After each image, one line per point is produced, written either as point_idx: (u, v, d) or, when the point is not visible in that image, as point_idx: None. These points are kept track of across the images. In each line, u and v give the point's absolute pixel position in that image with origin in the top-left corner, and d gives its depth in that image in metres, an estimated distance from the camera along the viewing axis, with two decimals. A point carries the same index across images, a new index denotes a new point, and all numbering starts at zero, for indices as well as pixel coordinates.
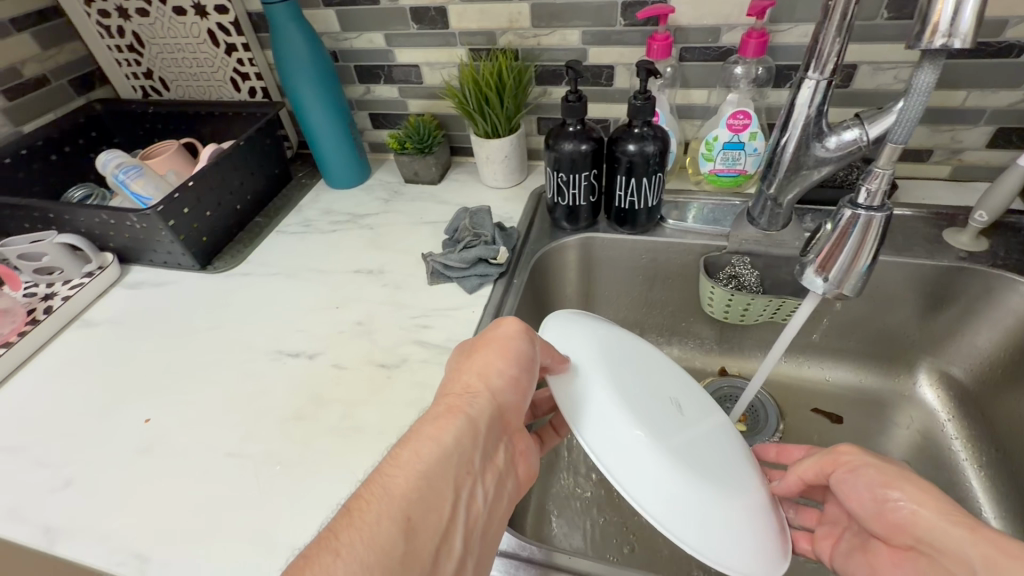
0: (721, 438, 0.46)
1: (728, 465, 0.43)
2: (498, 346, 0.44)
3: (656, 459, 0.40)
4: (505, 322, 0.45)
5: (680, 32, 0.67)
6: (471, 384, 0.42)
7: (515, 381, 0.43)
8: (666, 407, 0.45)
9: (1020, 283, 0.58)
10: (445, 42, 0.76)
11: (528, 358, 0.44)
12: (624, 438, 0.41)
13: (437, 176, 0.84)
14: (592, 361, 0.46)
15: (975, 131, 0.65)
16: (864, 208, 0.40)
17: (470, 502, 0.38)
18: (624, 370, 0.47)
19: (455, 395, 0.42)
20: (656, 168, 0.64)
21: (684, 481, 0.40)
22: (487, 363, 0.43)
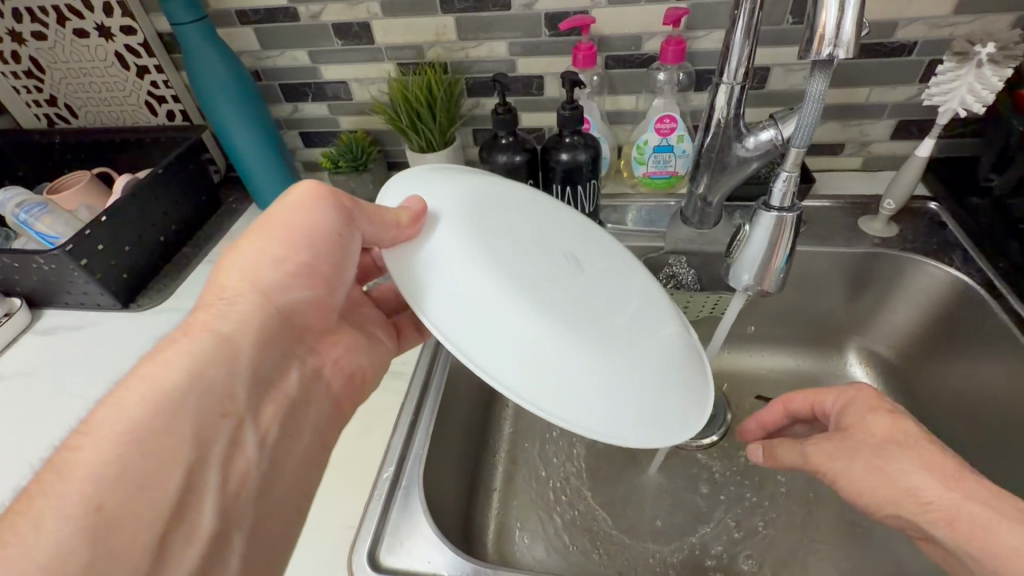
0: (620, 300, 0.42)
1: (625, 327, 0.40)
2: (290, 228, 0.40)
3: (558, 360, 0.35)
4: (298, 187, 0.41)
5: (603, 41, 0.68)
6: (231, 291, 0.39)
7: (305, 271, 0.40)
8: (553, 277, 0.40)
9: (927, 264, 0.63)
10: (372, 57, 0.74)
11: (330, 236, 0.40)
12: (515, 349, 0.34)
13: (375, 194, 0.83)
14: (446, 253, 0.37)
15: (880, 124, 0.70)
16: (776, 210, 0.41)
17: (237, 434, 0.35)
18: (486, 246, 0.38)
19: (220, 300, 0.38)
20: (590, 175, 0.65)
21: (593, 378, 0.35)
22: (258, 253, 0.40)
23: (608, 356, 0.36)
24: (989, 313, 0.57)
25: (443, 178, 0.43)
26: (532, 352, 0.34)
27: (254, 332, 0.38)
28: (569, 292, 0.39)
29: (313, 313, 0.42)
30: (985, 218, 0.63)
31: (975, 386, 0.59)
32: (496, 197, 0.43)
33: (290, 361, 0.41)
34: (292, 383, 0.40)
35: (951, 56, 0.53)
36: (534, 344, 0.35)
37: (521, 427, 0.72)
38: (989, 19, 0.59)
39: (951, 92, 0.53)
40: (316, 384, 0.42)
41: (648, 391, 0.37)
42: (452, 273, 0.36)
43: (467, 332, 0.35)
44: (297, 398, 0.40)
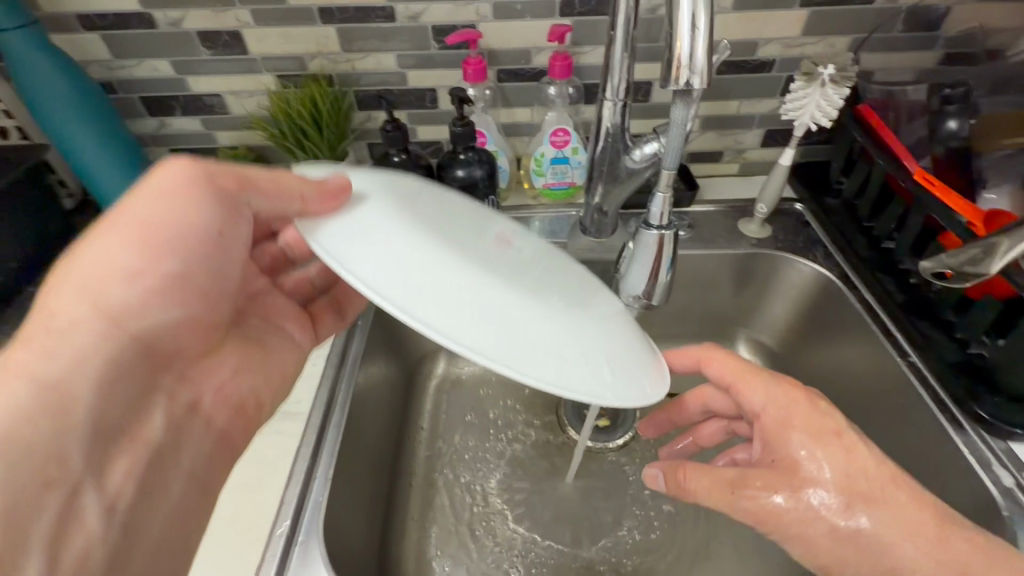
0: (559, 273, 0.43)
1: (575, 296, 0.40)
2: (157, 216, 0.39)
3: (511, 329, 0.32)
4: (162, 175, 0.39)
5: (492, 54, 0.68)
6: (73, 300, 0.37)
7: (173, 275, 0.40)
8: (502, 255, 0.39)
9: (796, 261, 0.69)
10: (248, 68, 0.68)
11: (207, 228, 0.40)
12: (463, 314, 0.31)
13: None
14: (418, 252, 0.33)
15: (751, 134, 0.76)
16: (656, 228, 0.42)
17: (72, 503, 0.33)
18: (421, 223, 0.36)
19: (71, 306, 0.37)
20: (489, 191, 0.64)
21: (547, 349, 0.33)
22: (112, 258, 0.39)
23: (581, 321, 0.37)
24: (845, 302, 0.64)
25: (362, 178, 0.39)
26: (481, 322, 0.32)
27: (97, 368, 0.37)
28: (515, 274, 0.37)
29: (180, 333, 0.41)
30: (837, 216, 0.70)
31: (836, 369, 0.65)
32: (413, 184, 0.41)
33: (148, 402, 0.39)
34: (156, 425, 0.39)
35: (800, 76, 0.58)
36: (521, 320, 0.33)
37: (437, 449, 0.71)
38: (831, 40, 0.67)
39: (804, 107, 0.58)
40: (186, 422, 0.41)
41: (623, 354, 0.37)
42: (388, 249, 0.33)
43: (413, 298, 0.31)
44: (163, 446, 0.39)
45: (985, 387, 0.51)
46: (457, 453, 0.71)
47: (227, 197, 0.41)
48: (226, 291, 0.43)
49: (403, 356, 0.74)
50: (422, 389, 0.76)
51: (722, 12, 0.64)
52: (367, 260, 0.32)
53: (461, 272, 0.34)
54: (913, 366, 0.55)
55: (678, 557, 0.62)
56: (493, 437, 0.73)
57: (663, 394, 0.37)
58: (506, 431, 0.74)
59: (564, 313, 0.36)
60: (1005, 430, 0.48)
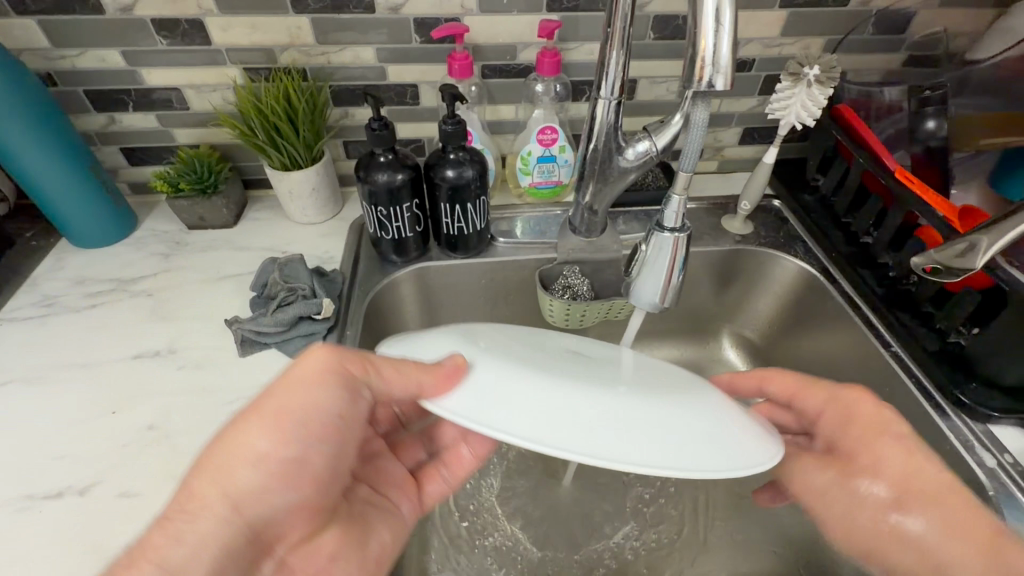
0: (639, 359, 0.43)
1: (675, 377, 0.40)
2: (292, 404, 0.36)
3: (633, 432, 0.32)
4: (308, 359, 0.37)
5: (477, 50, 0.65)
6: (204, 489, 0.34)
7: (291, 461, 0.35)
8: (594, 366, 0.39)
9: (779, 256, 0.71)
10: (211, 60, 0.63)
11: (332, 414, 0.37)
12: (586, 429, 0.31)
13: (230, 218, 0.71)
14: (538, 393, 0.33)
15: (730, 132, 0.78)
16: (669, 231, 0.42)
17: None
18: (514, 362, 0.36)
19: (203, 492, 0.34)
20: (480, 191, 0.62)
21: (673, 444, 0.32)
22: (245, 443, 0.35)
23: (692, 393, 0.37)
24: (828, 295, 0.66)
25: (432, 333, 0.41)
26: (606, 436, 0.31)
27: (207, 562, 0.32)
28: (609, 376, 0.37)
29: (289, 519, 0.36)
30: (814, 212, 0.73)
31: (820, 359, 0.68)
32: (467, 329, 0.42)
33: None
34: None
35: (787, 76, 0.59)
36: (657, 420, 0.33)
37: None
38: (807, 41, 0.68)
39: (790, 107, 0.59)
40: None
41: (736, 414, 0.37)
42: (492, 390, 0.33)
43: (535, 430, 0.31)
44: None
45: (963, 373, 0.54)
46: None
47: (357, 382, 0.37)
48: (340, 472, 0.39)
49: None
50: None
51: None
52: (503, 418, 0.31)
53: (585, 394, 0.34)
54: (896, 356, 0.58)
55: (679, 552, 0.63)
56: None
57: (782, 450, 0.35)
58: None
59: (674, 392, 0.36)
60: (983, 414, 0.51)
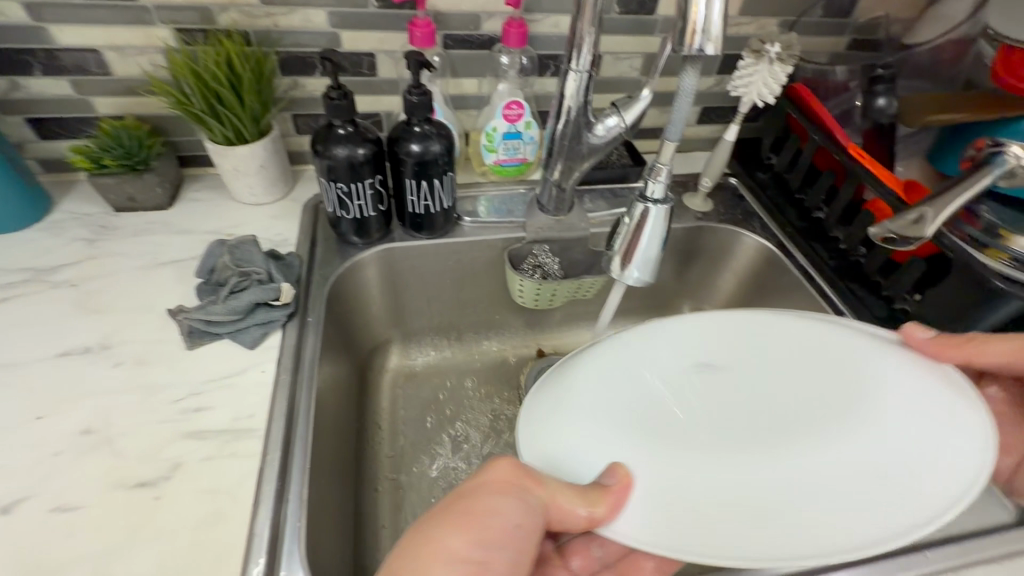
0: (816, 361, 0.44)
1: (869, 390, 0.42)
2: (485, 509, 0.37)
3: (752, 493, 0.38)
4: (486, 469, 0.39)
5: (439, 18, 0.62)
6: (406, 573, 0.34)
7: (479, 565, 0.35)
8: (759, 421, 0.41)
9: (738, 233, 0.73)
10: (136, 18, 0.56)
11: (515, 525, 0.37)
12: (710, 496, 0.38)
13: (165, 199, 0.64)
14: (719, 519, 0.37)
15: (689, 111, 0.79)
16: (651, 202, 0.42)
17: None
18: (681, 468, 0.39)
19: (406, 574, 0.34)
20: (448, 168, 0.59)
21: (796, 500, 0.37)
22: (441, 542, 0.35)
23: (887, 415, 0.40)
24: (784, 269, 0.69)
25: (593, 358, 0.45)
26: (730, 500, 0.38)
27: None
28: (748, 420, 0.41)
29: None
30: (769, 189, 0.76)
31: None
32: (615, 392, 0.43)
33: None
34: None
35: (749, 54, 0.60)
36: (845, 479, 0.38)
37: (399, 449, 0.67)
38: (764, 21, 0.70)
39: (752, 84, 0.60)
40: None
41: (925, 421, 0.40)
42: (632, 454, 0.39)
43: (657, 503, 0.38)
44: None
45: None
46: (423, 450, 0.67)
47: (544, 498, 0.38)
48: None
49: (354, 352, 0.67)
50: (376, 386, 0.71)
51: None
52: (685, 535, 0.37)
53: (781, 484, 0.38)
54: None
55: None
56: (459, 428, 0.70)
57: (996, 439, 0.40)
58: (471, 421, 0.71)
59: (874, 423, 0.40)
60: None
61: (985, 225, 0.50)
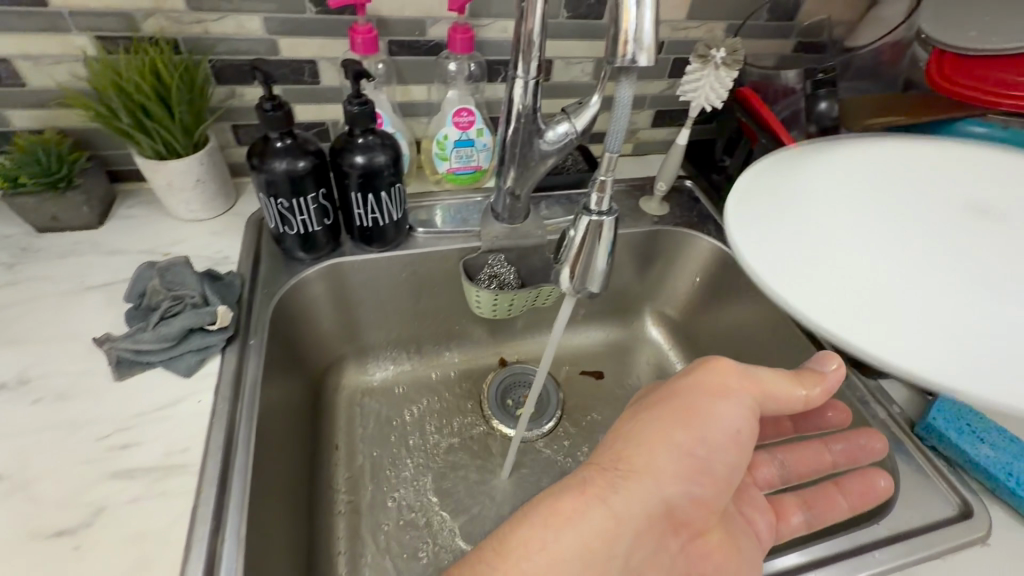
0: (957, 209, 0.51)
1: (998, 239, 0.48)
2: (695, 417, 0.42)
3: (948, 318, 0.43)
4: (712, 363, 0.44)
5: (382, 24, 0.60)
6: (631, 459, 0.42)
7: (693, 462, 0.42)
8: (928, 253, 0.49)
9: (694, 235, 0.74)
10: (50, 25, 0.52)
11: (736, 429, 0.42)
12: (922, 304, 0.45)
13: (94, 218, 0.60)
14: (910, 334, 0.43)
15: (643, 114, 0.79)
16: (596, 214, 0.41)
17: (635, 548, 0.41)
18: (858, 294, 0.46)
19: (632, 465, 0.42)
20: (395, 178, 0.57)
21: (990, 320, 0.43)
22: (664, 433, 0.43)
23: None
24: (739, 270, 0.69)
25: (841, 156, 0.55)
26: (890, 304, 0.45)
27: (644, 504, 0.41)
28: (986, 267, 0.47)
29: (692, 504, 0.42)
30: (724, 191, 0.76)
31: (735, 332, 0.71)
32: (825, 224, 0.51)
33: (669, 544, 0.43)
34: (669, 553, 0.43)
35: (695, 59, 0.60)
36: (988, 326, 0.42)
37: (358, 469, 0.65)
38: (712, 25, 0.71)
39: (699, 89, 0.60)
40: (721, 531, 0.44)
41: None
42: (868, 246, 0.49)
43: (897, 284, 0.47)
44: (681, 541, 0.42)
45: None
46: (382, 468, 0.65)
47: (757, 401, 0.43)
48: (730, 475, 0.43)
49: (305, 371, 0.65)
50: (332, 405, 0.68)
51: None
52: (890, 356, 0.41)
53: (942, 313, 0.44)
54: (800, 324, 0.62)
55: None
56: (420, 443, 0.68)
57: None
58: (433, 436, 0.69)
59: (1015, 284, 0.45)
60: (874, 371, 0.56)
61: None
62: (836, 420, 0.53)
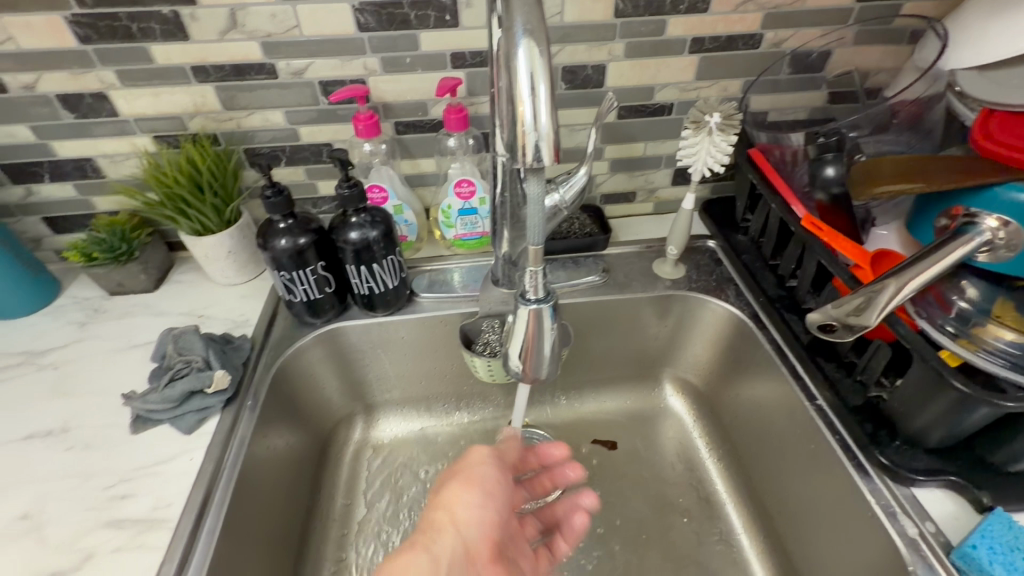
0: None
1: None
2: (474, 476, 0.48)
3: None
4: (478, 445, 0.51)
5: (387, 108, 0.65)
6: (439, 518, 0.44)
7: (482, 505, 0.46)
8: None
9: (710, 301, 0.69)
10: (120, 130, 0.63)
11: (496, 480, 0.49)
12: None
13: (150, 283, 0.70)
14: None
15: (660, 173, 0.77)
16: (534, 301, 0.41)
17: None
18: None
19: (438, 522, 0.44)
20: (387, 252, 0.61)
21: None
22: (457, 496, 0.46)
23: None
24: (757, 342, 0.63)
25: None
26: None
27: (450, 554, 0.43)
28: None
29: (476, 539, 0.45)
30: (747, 253, 0.70)
31: (757, 411, 0.64)
32: None
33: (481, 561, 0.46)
34: None
35: (689, 125, 0.58)
36: None
37: (352, 526, 0.66)
38: (724, 83, 0.68)
39: (697, 154, 0.58)
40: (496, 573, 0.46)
41: None
42: None
43: None
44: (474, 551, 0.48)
45: (886, 431, 0.50)
46: (375, 526, 0.67)
47: (497, 457, 0.51)
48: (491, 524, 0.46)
49: (312, 426, 0.68)
50: (337, 459, 0.71)
51: (615, 60, 0.64)
52: None
53: None
54: (820, 410, 0.55)
55: None
56: (415, 505, 0.69)
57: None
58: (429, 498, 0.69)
59: None
60: (906, 477, 0.47)
61: (959, 312, 0.46)
62: (575, 474, 0.56)
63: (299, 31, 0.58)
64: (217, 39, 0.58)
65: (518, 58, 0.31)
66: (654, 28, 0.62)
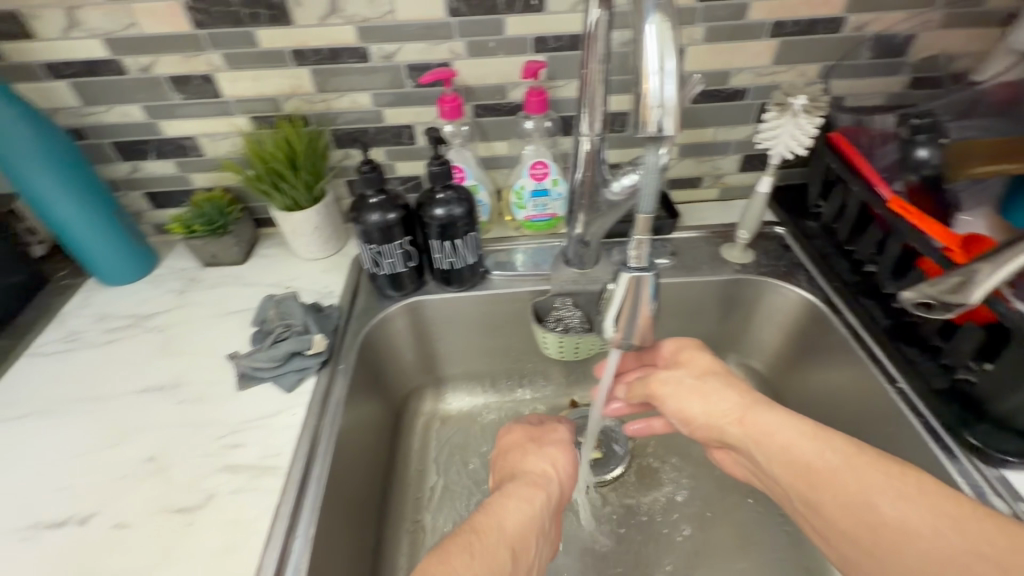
0: None
1: None
2: (565, 444, 0.55)
3: None
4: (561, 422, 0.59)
5: (468, 92, 0.68)
6: (542, 470, 0.51)
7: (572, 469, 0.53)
8: None
9: (780, 286, 0.69)
10: (221, 110, 0.68)
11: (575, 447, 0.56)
12: None
13: (240, 256, 0.75)
14: None
15: (729, 159, 0.77)
16: (635, 269, 0.42)
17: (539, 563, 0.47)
18: None
19: (545, 471, 0.51)
20: (469, 229, 0.64)
21: None
22: (558, 457, 0.53)
23: None
24: (831, 328, 0.63)
25: None
26: None
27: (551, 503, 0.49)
28: None
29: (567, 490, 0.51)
30: (818, 239, 0.70)
31: (829, 396, 0.64)
32: None
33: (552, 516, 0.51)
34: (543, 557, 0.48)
35: (773, 107, 0.58)
36: None
37: (425, 490, 0.70)
38: (801, 68, 0.68)
39: (778, 137, 0.58)
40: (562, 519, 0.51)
41: None
42: None
43: None
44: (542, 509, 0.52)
45: (973, 413, 0.50)
46: (447, 491, 0.70)
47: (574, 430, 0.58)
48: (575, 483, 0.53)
49: (389, 395, 0.72)
50: (410, 428, 0.74)
51: (694, 44, 0.65)
52: None
53: None
54: (901, 393, 0.55)
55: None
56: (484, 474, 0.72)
57: None
58: None
59: None
60: (996, 458, 0.48)
61: None
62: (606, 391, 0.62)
63: (393, 16, 0.61)
64: (317, 23, 0.61)
65: (648, 32, 0.33)
66: (735, 12, 0.63)
